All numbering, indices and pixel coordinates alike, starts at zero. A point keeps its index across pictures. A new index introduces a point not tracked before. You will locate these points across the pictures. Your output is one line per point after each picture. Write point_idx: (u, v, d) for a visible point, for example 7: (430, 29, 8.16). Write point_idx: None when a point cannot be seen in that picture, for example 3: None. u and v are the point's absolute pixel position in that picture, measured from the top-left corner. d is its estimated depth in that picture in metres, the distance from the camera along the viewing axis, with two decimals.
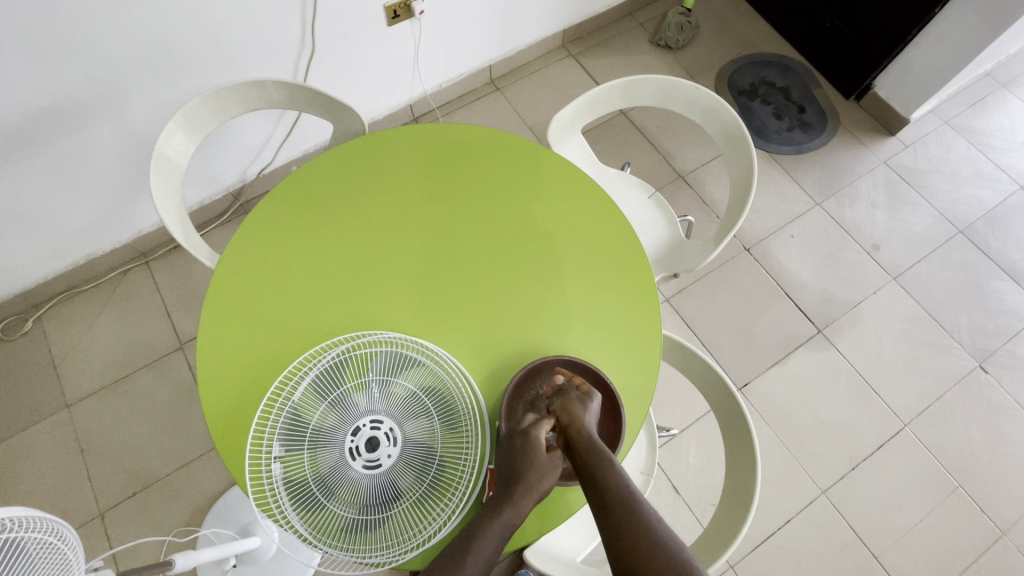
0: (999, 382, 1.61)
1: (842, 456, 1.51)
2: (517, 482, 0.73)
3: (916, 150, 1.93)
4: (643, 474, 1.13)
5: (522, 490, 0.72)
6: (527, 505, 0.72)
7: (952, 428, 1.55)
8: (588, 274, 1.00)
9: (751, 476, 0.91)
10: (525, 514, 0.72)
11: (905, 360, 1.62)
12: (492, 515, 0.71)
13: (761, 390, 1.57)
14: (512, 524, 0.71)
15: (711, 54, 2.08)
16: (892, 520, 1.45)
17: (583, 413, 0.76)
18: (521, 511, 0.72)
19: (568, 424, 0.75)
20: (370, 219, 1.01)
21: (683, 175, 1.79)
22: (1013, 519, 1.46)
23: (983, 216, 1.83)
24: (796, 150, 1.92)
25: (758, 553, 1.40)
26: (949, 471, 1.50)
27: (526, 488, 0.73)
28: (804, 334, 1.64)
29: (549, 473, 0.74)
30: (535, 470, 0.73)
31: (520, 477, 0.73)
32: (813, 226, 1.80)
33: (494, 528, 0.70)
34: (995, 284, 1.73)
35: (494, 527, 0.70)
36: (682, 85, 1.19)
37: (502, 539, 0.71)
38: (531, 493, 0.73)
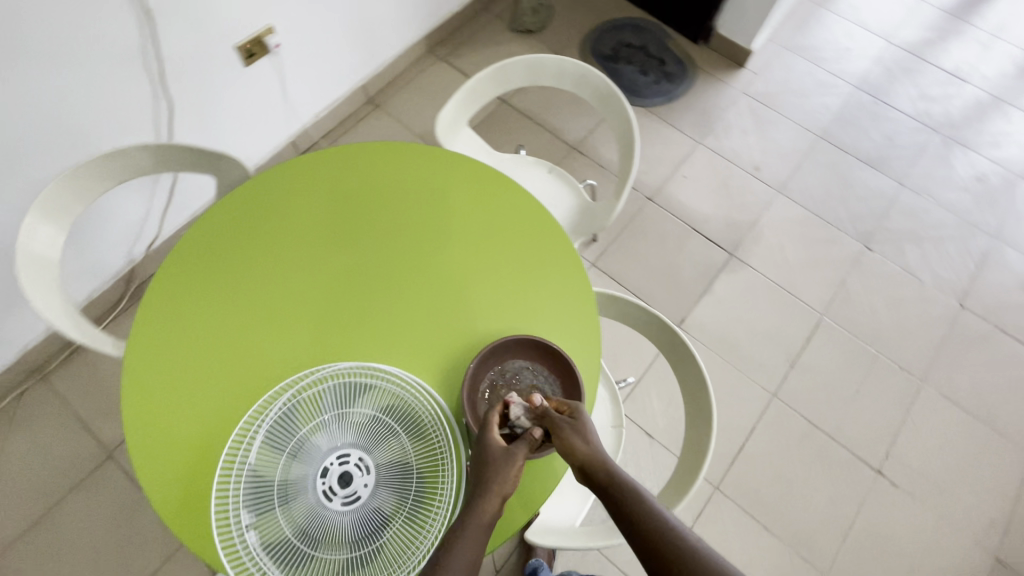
0: (884, 256, 1.83)
1: (780, 358, 1.65)
2: (479, 484, 0.73)
3: (765, 76, 2.15)
4: (614, 426, 1.17)
5: (483, 491, 0.73)
6: (490, 502, 0.72)
7: (859, 307, 1.74)
8: (511, 256, 1.03)
9: (705, 393, 0.98)
10: (491, 512, 0.72)
11: (807, 259, 1.80)
12: (459, 526, 0.71)
13: (698, 321, 1.69)
14: (483, 529, 0.71)
15: (569, 29, 2.19)
16: (835, 400, 1.61)
17: (584, 430, 0.73)
18: (486, 510, 0.72)
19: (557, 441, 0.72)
20: (279, 266, 0.97)
21: (575, 145, 1.87)
22: (927, 367, 1.67)
23: (834, 119, 2.07)
24: (668, 100, 2.07)
25: (734, 467, 1.51)
26: (867, 343, 1.69)
27: (486, 489, 0.72)
28: (719, 261, 1.78)
29: (507, 469, 0.73)
30: (494, 467, 0.73)
31: (481, 479, 0.73)
32: (701, 163, 1.94)
33: (461, 539, 0.70)
34: (859, 174, 1.96)
35: (464, 537, 0.70)
36: (547, 60, 1.25)
37: (473, 551, 0.70)
38: (492, 492, 0.73)
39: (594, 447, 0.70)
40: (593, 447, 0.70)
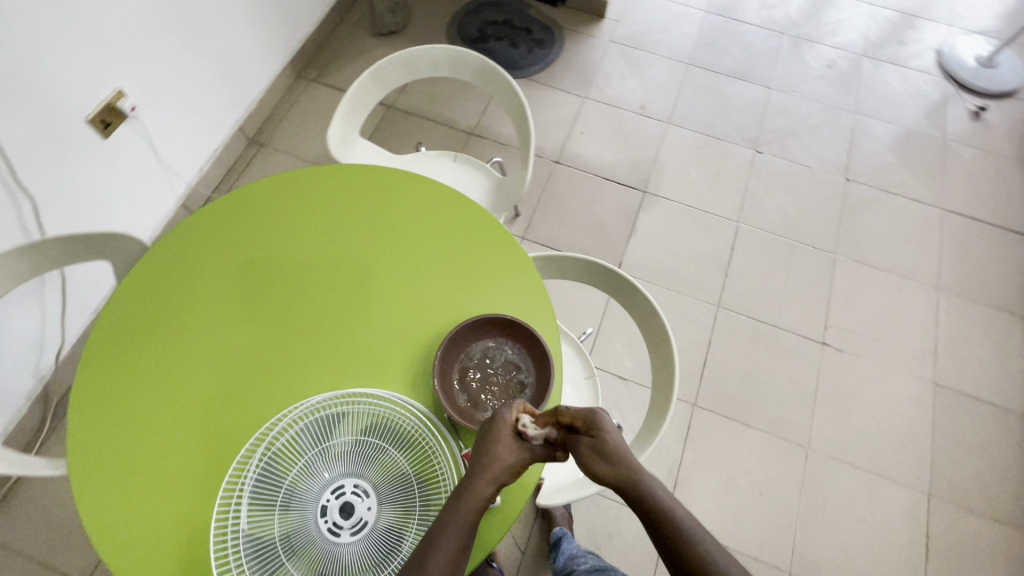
0: (773, 154, 1.99)
1: (714, 271, 1.77)
2: (476, 465, 0.74)
3: (625, 21, 2.26)
4: (588, 376, 1.20)
5: (480, 472, 0.74)
6: (488, 484, 0.73)
7: (766, 205, 1.89)
8: (441, 248, 1.03)
9: (657, 317, 1.04)
10: (486, 492, 0.73)
11: (711, 177, 1.93)
12: (455, 506, 0.72)
13: (634, 261, 1.77)
14: (477, 510, 0.73)
15: (432, 21, 2.19)
16: (771, 293, 1.75)
17: (618, 445, 0.73)
18: (482, 490, 0.73)
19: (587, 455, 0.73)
20: (207, 335, 0.92)
21: (472, 130, 1.89)
22: (836, 240, 1.84)
23: (696, 45, 2.21)
24: (545, 65, 2.13)
25: (704, 381, 1.61)
26: (782, 235, 1.84)
27: (490, 482, 0.73)
28: (636, 201, 1.87)
29: (510, 456, 0.74)
30: (497, 454, 0.74)
31: (480, 462, 0.74)
32: (592, 116, 2.03)
33: (455, 518, 0.71)
34: (731, 89, 2.12)
35: (457, 516, 0.72)
36: (419, 52, 1.25)
37: (467, 526, 0.72)
38: (490, 472, 0.73)
39: (627, 461, 0.72)
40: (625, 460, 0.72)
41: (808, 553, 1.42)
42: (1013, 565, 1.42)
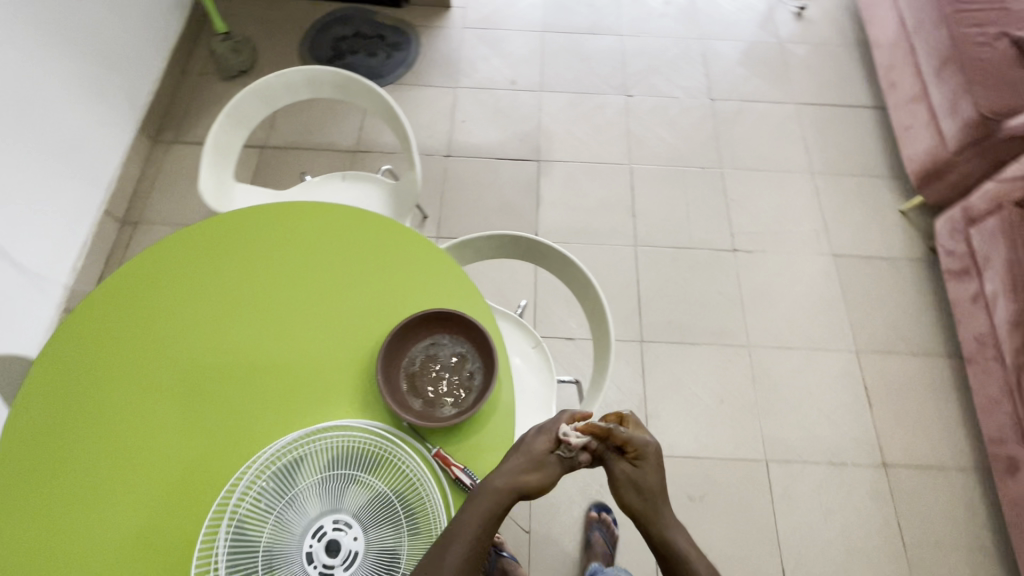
0: (643, 95, 2.11)
1: (623, 215, 1.86)
2: (495, 470, 0.82)
3: (473, 6, 2.30)
4: (534, 345, 1.22)
5: (498, 475, 0.81)
6: (503, 483, 0.80)
7: (650, 142, 2.01)
8: (349, 267, 0.99)
9: (576, 269, 1.07)
10: (500, 490, 0.79)
11: (594, 130, 2.03)
12: (472, 504, 0.78)
13: (548, 228, 1.83)
14: (496, 508, 0.78)
15: (282, 52, 2.13)
16: (677, 219, 1.86)
17: (655, 474, 0.82)
18: (496, 489, 0.79)
19: (626, 477, 0.82)
20: (120, 431, 0.85)
21: (356, 148, 1.86)
22: (718, 156, 1.99)
23: (545, 13, 2.29)
24: (409, 67, 2.13)
25: (643, 316, 1.70)
26: (671, 165, 1.97)
27: (512, 489, 0.80)
28: (534, 172, 1.93)
29: (529, 467, 0.82)
30: (519, 462, 0.82)
31: (499, 468, 0.82)
32: (469, 104, 2.06)
33: (473, 515, 0.77)
34: (588, 45, 2.22)
35: (475, 513, 0.78)
36: (269, 81, 1.21)
37: (485, 521, 0.78)
38: (507, 475, 0.81)
39: (656, 491, 0.82)
40: (653, 492, 0.82)
41: (775, 436, 1.54)
42: (937, 385, 1.62)
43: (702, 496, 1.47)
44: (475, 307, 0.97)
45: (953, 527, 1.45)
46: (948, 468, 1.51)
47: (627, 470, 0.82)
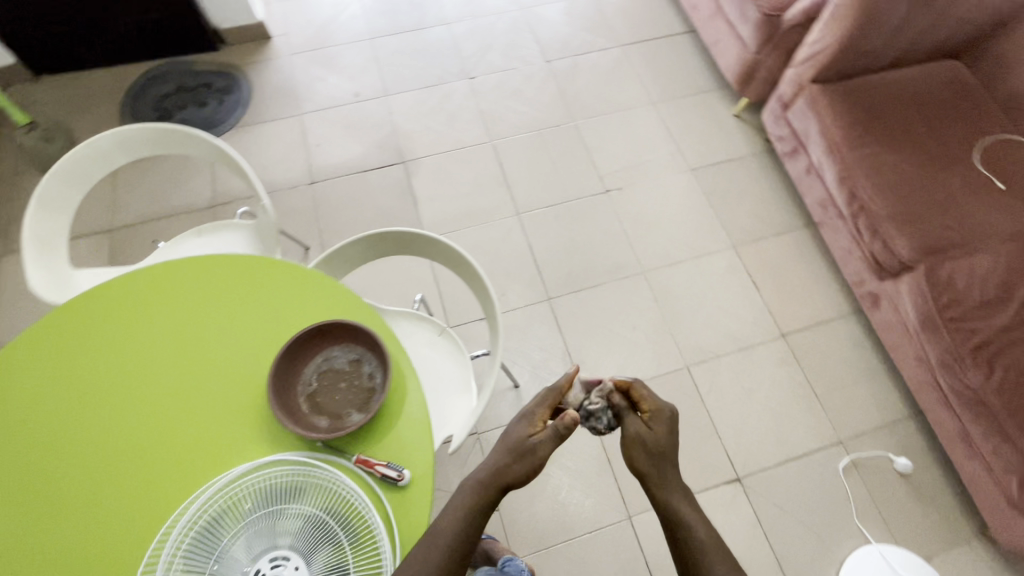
0: (484, 74, 2.19)
1: (498, 190, 1.93)
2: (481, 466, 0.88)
3: (293, 32, 2.25)
4: (440, 331, 1.22)
5: (481, 469, 0.87)
6: (483, 475, 0.86)
7: (503, 116, 2.09)
8: (214, 316, 0.95)
9: (444, 246, 1.08)
10: (483, 482, 0.86)
11: (449, 119, 2.08)
12: (453, 498, 0.85)
13: (432, 222, 1.86)
14: (478, 502, 0.84)
15: (102, 127, 1.98)
16: (549, 178, 1.96)
17: (662, 438, 0.87)
18: (477, 480, 0.86)
19: (635, 437, 0.88)
20: (9, 562, 0.78)
21: (213, 203, 1.78)
22: (568, 110, 2.10)
23: (368, 20, 2.30)
24: (245, 107, 2.06)
25: (544, 275, 1.78)
26: (529, 131, 2.06)
27: (492, 477, 0.85)
28: (403, 174, 1.95)
29: (511, 459, 0.86)
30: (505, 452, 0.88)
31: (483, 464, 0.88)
32: (320, 127, 2.04)
33: (454, 510, 0.83)
34: (419, 40, 2.26)
35: (454, 508, 0.83)
36: (75, 155, 1.12)
37: (466, 514, 0.82)
38: (489, 465, 0.87)
39: (663, 456, 0.86)
40: (660, 458, 0.85)
41: (687, 341, 1.68)
42: (806, 252, 1.82)
43: None
44: (356, 311, 0.97)
45: (850, 366, 1.65)
46: (833, 319, 1.72)
47: (636, 433, 0.88)
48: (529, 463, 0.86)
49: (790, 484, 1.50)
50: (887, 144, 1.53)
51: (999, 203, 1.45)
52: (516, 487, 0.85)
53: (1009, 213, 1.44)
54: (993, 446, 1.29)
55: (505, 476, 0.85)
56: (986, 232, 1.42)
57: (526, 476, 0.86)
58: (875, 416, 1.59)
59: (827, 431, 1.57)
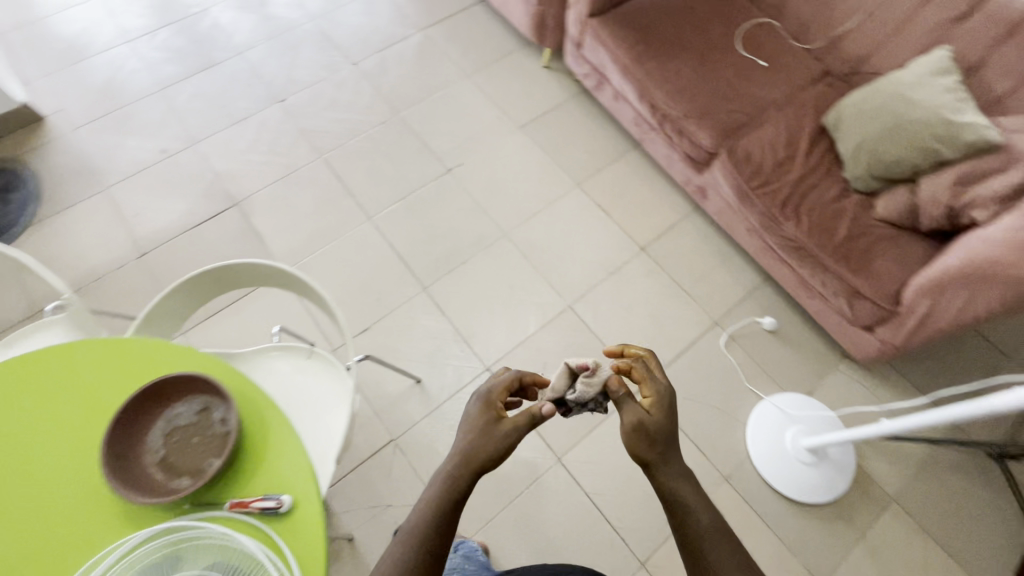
0: (294, 92, 2.12)
1: (343, 201, 1.90)
2: (456, 455, 0.80)
3: (69, 104, 2.04)
4: (309, 353, 1.18)
5: (456, 461, 0.80)
6: (458, 466, 0.79)
7: (326, 128, 2.05)
8: (18, 423, 0.85)
9: (267, 268, 1.04)
10: (458, 473, 0.79)
11: (271, 148, 2.00)
12: (428, 497, 0.78)
13: (286, 253, 1.79)
14: (453, 494, 0.78)
15: None
16: (390, 175, 1.95)
17: (660, 423, 0.81)
18: (451, 473, 0.79)
19: (635, 422, 0.80)
20: None
21: (30, 313, 1.59)
22: (390, 105, 2.11)
23: (150, 70, 2.13)
24: (37, 199, 1.85)
25: (413, 267, 1.78)
26: (357, 136, 2.04)
27: (463, 465, 0.79)
28: (240, 216, 1.86)
29: (489, 442, 0.80)
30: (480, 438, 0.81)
31: (460, 453, 0.80)
32: (132, 195, 1.87)
33: (427, 510, 0.77)
34: (214, 77, 2.14)
35: (427, 507, 0.77)
36: None
37: (439, 513, 0.76)
38: (465, 453, 0.80)
39: (661, 442, 0.80)
40: (659, 445, 0.80)
41: (563, 283, 1.77)
42: (640, 170, 1.97)
43: (543, 365, 1.65)
44: (189, 362, 0.92)
45: (705, 255, 1.83)
46: (679, 220, 1.88)
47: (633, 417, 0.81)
48: (502, 443, 0.81)
49: (685, 374, 1.65)
50: (665, 53, 1.69)
51: (766, 78, 1.65)
52: (488, 470, 0.80)
53: (776, 83, 1.65)
54: (820, 280, 1.47)
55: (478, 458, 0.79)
56: (763, 104, 1.62)
57: (497, 455, 0.80)
58: (736, 290, 1.78)
59: (702, 317, 1.73)
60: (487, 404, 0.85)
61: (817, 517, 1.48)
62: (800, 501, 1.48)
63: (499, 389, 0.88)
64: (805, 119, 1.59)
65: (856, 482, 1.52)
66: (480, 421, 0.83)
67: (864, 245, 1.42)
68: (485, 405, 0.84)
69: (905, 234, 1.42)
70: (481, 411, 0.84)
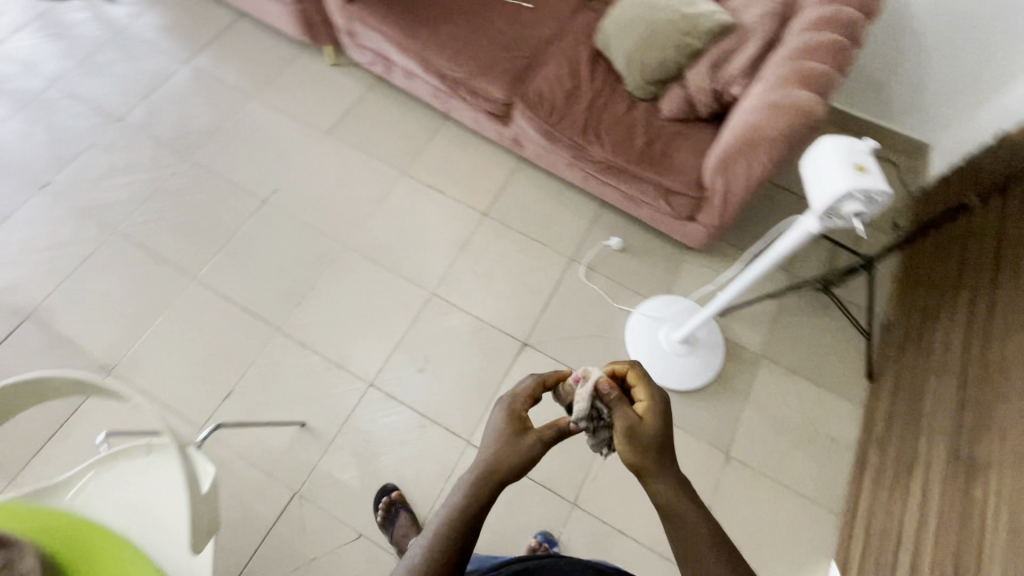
0: (59, 170, 1.85)
1: (160, 269, 1.71)
2: (492, 461, 0.74)
3: None
4: (148, 448, 1.01)
5: (491, 469, 0.74)
6: (490, 478, 0.73)
7: (113, 198, 1.81)
8: None
9: (41, 388, 0.86)
10: (490, 486, 0.73)
11: (53, 239, 1.73)
12: (460, 508, 0.72)
13: (112, 347, 1.59)
14: (480, 506, 0.72)
15: None
16: (204, 225, 1.78)
17: (656, 431, 0.77)
18: (485, 484, 0.73)
19: (625, 427, 0.76)
20: None
21: None
22: (178, 151, 1.91)
23: None
24: None
25: (262, 311, 1.65)
26: (151, 195, 1.83)
27: (489, 473, 0.73)
28: (40, 326, 1.61)
29: (523, 448, 0.75)
30: (516, 443, 0.75)
31: (496, 461, 0.74)
32: None
33: (463, 522, 0.71)
34: None
35: (456, 519, 0.71)
36: None
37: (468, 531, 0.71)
38: (498, 459, 0.74)
39: (659, 448, 0.76)
40: (656, 451, 0.76)
41: (420, 272, 1.74)
42: (461, 140, 1.98)
43: (426, 358, 1.62)
44: None
45: (543, 201, 1.89)
46: (511, 176, 1.92)
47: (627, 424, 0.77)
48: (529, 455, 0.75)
49: (560, 315, 1.71)
50: (433, 17, 1.68)
51: (535, 17, 1.71)
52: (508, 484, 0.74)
53: (545, 20, 1.71)
54: (637, 189, 1.57)
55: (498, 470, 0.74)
56: (538, 43, 1.68)
57: (519, 470, 0.74)
58: (581, 223, 1.86)
59: (558, 258, 1.79)
60: (514, 407, 0.79)
61: (706, 395, 1.62)
62: (687, 389, 1.61)
63: (526, 394, 0.81)
64: (580, 46, 1.67)
65: (727, 353, 1.68)
66: (507, 429, 0.77)
67: (662, 145, 1.53)
68: (511, 410, 0.78)
69: (691, 125, 1.55)
70: (513, 412, 0.79)
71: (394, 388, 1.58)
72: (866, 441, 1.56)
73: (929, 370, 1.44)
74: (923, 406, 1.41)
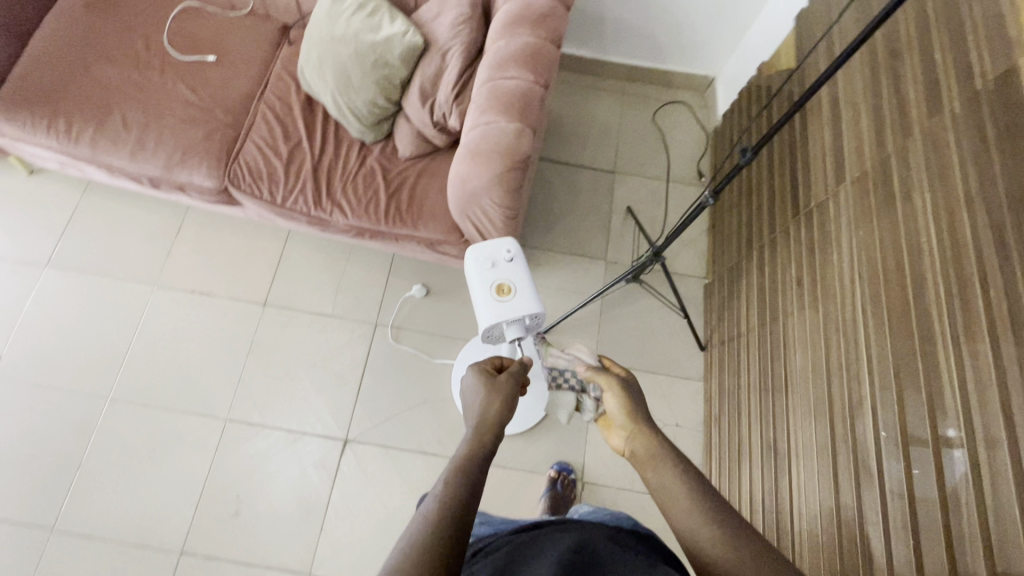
0: None
1: None
2: (485, 416, 0.70)
3: None
4: None
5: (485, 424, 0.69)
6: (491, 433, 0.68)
7: None
8: None
9: None
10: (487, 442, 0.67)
11: None
12: (464, 455, 0.65)
13: None
14: (482, 455, 0.65)
15: None
16: None
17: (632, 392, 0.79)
18: (485, 440, 0.67)
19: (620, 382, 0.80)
20: None
21: None
22: None
23: None
24: None
25: (25, 514, 1.38)
26: None
27: (481, 426, 0.69)
28: None
29: (506, 388, 0.74)
30: (507, 391, 0.74)
31: (488, 417, 0.70)
32: None
33: (468, 467, 0.63)
34: None
35: (455, 465, 0.63)
36: None
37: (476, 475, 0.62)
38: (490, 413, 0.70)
39: (627, 401, 0.77)
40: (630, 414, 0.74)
41: (209, 397, 1.51)
42: (214, 222, 1.68)
43: (239, 499, 1.43)
44: None
45: (329, 265, 1.65)
46: (284, 249, 1.66)
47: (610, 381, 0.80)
48: (503, 394, 0.73)
49: (380, 389, 1.54)
50: (95, 105, 1.33)
51: (225, 70, 1.40)
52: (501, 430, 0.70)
53: (240, 71, 1.41)
54: (402, 244, 1.35)
55: (490, 417, 0.70)
56: (240, 103, 1.38)
57: (508, 414, 0.72)
58: (377, 279, 1.64)
59: (361, 328, 1.59)
60: (482, 369, 0.76)
61: (547, 427, 1.54)
62: (524, 430, 1.53)
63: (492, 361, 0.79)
64: (289, 95, 1.39)
65: None
66: (487, 382, 0.74)
67: (408, 192, 1.30)
68: (482, 369, 0.76)
69: (434, 158, 1.33)
70: (481, 362, 0.77)
71: (212, 545, 1.38)
72: (709, 421, 1.53)
73: (741, 341, 1.42)
74: (740, 380, 1.39)
